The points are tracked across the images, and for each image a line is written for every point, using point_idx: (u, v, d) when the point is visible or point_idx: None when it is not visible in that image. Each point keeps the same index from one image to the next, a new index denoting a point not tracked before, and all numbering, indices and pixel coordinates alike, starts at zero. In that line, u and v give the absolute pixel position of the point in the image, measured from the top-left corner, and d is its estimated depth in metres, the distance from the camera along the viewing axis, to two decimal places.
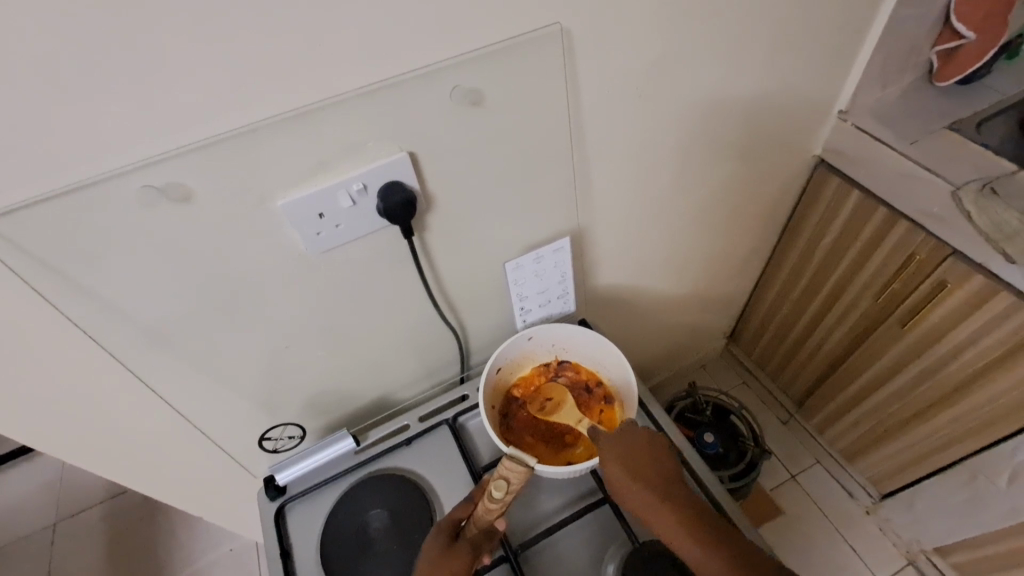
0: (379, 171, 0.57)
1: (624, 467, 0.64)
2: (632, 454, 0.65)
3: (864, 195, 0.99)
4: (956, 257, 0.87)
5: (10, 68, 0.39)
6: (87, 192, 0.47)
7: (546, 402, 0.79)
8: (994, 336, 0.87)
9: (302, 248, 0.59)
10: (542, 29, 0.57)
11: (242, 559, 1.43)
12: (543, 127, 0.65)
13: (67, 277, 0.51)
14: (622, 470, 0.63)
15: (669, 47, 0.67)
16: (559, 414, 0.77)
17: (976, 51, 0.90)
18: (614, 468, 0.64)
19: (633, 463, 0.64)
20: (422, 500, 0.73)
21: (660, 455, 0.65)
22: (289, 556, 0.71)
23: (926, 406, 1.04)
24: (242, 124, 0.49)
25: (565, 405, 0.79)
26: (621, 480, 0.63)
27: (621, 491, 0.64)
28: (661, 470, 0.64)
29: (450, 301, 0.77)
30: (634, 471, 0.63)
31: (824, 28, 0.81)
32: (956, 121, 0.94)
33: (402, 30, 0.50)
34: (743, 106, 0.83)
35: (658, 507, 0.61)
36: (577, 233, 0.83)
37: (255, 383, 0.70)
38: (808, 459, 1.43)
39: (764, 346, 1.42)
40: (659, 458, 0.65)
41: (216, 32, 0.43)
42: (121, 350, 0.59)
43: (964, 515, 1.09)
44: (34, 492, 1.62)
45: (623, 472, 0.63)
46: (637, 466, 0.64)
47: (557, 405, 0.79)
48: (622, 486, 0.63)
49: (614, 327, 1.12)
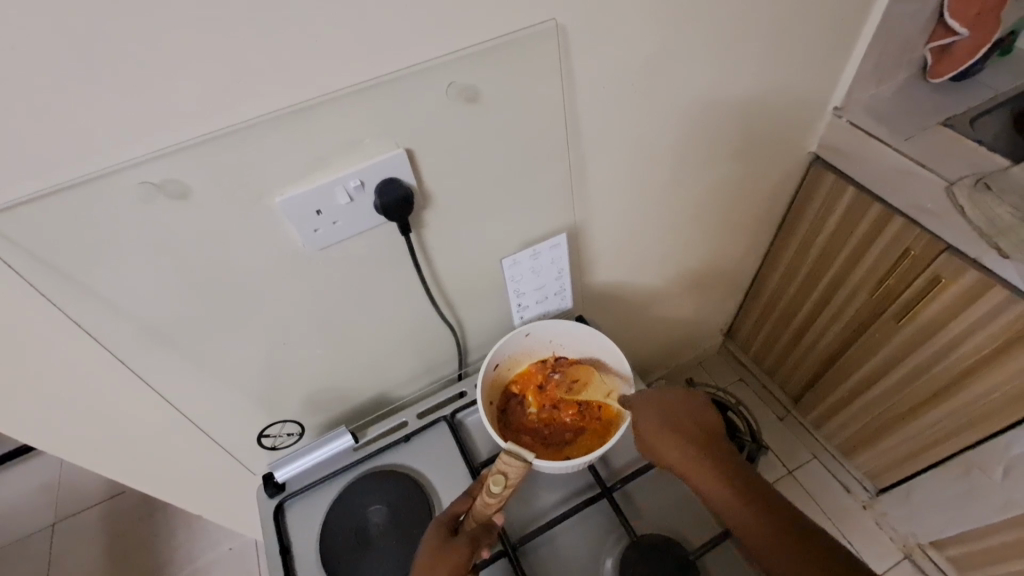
0: (377, 167, 0.57)
1: (658, 419, 0.67)
2: (667, 409, 0.69)
3: (859, 190, 0.99)
4: (951, 252, 0.88)
5: (7, 64, 0.39)
6: (86, 187, 0.47)
7: (572, 383, 0.80)
8: (988, 330, 0.88)
9: (300, 244, 0.59)
10: (537, 26, 0.57)
11: (242, 558, 1.43)
12: (540, 124, 0.65)
13: (65, 272, 0.51)
14: (654, 421, 0.67)
15: (665, 44, 0.68)
16: (588, 392, 0.78)
17: (969, 48, 0.91)
18: (646, 420, 0.68)
19: (667, 416, 0.68)
20: (421, 496, 0.73)
21: (699, 412, 0.69)
22: (288, 552, 0.71)
23: (922, 401, 1.04)
24: (240, 120, 0.49)
25: (591, 382, 0.79)
26: (653, 429, 0.67)
27: (653, 444, 0.67)
28: (694, 423, 0.67)
29: (448, 297, 0.77)
30: (668, 422, 0.67)
31: (819, 24, 0.81)
32: (949, 117, 0.95)
33: (399, 26, 0.50)
34: (739, 103, 0.84)
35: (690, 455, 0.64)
36: (574, 229, 0.83)
37: (254, 380, 0.70)
38: (805, 455, 1.43)
39: (761, 342, 1.42)
40: (695, 415, 0.68)
41: (212, 28, 0.43)
42: (120, 347, 0.59)
43: (960, 509, 1.10)
44: (33, 492, 1.62)
45: (657, 424, 0.67)
46: (671, 420, 0.67)
47: (583, 383, 0.79)
48: (654, 438, 0.67)
49: (612, 323, 1.12)
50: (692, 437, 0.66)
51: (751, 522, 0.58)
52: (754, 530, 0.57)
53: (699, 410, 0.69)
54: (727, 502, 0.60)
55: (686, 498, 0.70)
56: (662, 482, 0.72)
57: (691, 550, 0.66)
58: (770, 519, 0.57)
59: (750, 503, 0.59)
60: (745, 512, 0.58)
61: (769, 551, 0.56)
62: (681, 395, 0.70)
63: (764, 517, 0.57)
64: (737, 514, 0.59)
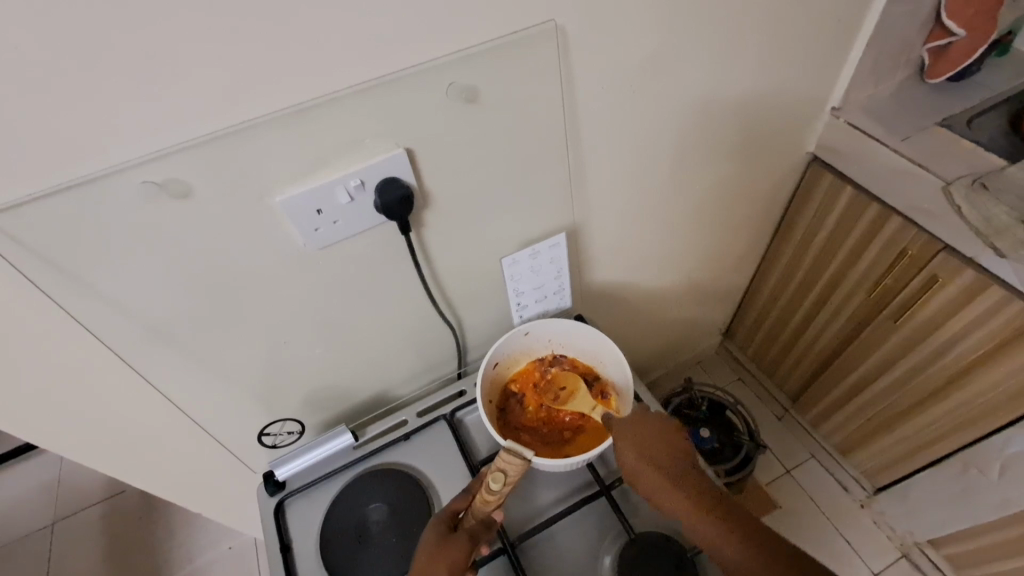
0: (378, 167, 0.57)
1: (637, 451, 0.66)
2: (647, 439, 0.67)
3: (857, 190, 1.00)
4: (948, 252, 0.88)
5: (11, 63, 0.40)
6: (89, 185, 0.47)
7: (561, 390, 0.79)
8: (985, 328, 0.88)
9: (300, 243, 0.60)
10: (537, 26, 0.58)
11: (242, 557, 1.44)
12: (539, 123, 0.65)
13: (68, 270, 0.51)
14: (632, 449, 0.66)
15: (664, 44, 0.68)
16: (573, 400, 0.77)
17: (967, 48, 0.92)
18: (627, 451, 0.66)
19: (648, 448, 0.66)
20: (420, 494, 0.73)
21: (674, 441, 0.68)
22: (289, 550, 0.71)
23: (920, 400, 1.05)
24: (244, 118, 0.49)
25: (578, 391, 0.78)
26: (635, 461, 0.65)
27: (637, 474, 0.65)
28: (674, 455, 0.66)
29: (448, 296, 0.78)
30: (644, 447, 0.66)
31: (818, 24, 0.82)
32: (947, 118, 0.95)
33: (401, 25, 0.51)
34: (738, 103, 0.84)
35: (677, 491, 0.63)
36: (573, 228, 0.83)
37: (255, 378, 0.71)
38: (803, 454, 1.44)
39: (760, 341, 1.43)
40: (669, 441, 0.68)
41: (215, 27, 0.44)
42: (122, 344, 0.59)
43: (957, 507, 1.11)
44: (32, 492, 1.62)
45: (639, 456, 0.65)
46: (648, 448, 0.66)
47: (571, 392, 0.78)
48: (639, 469, 0.65)
49: (611, 322, 1.13)
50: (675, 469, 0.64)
51: (749, 562, 0.57)
52: (754, 571, 0.56)
53: (675, 440, 0.68)
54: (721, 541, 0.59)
55: None
56: None
57: (688, 547, 0.67)
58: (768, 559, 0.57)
59: (744, 542, 0.58)
60: (741, 552, 0.58)
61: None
62: (655, 422, 0.69)
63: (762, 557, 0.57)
64: (733, 555, 0.58)
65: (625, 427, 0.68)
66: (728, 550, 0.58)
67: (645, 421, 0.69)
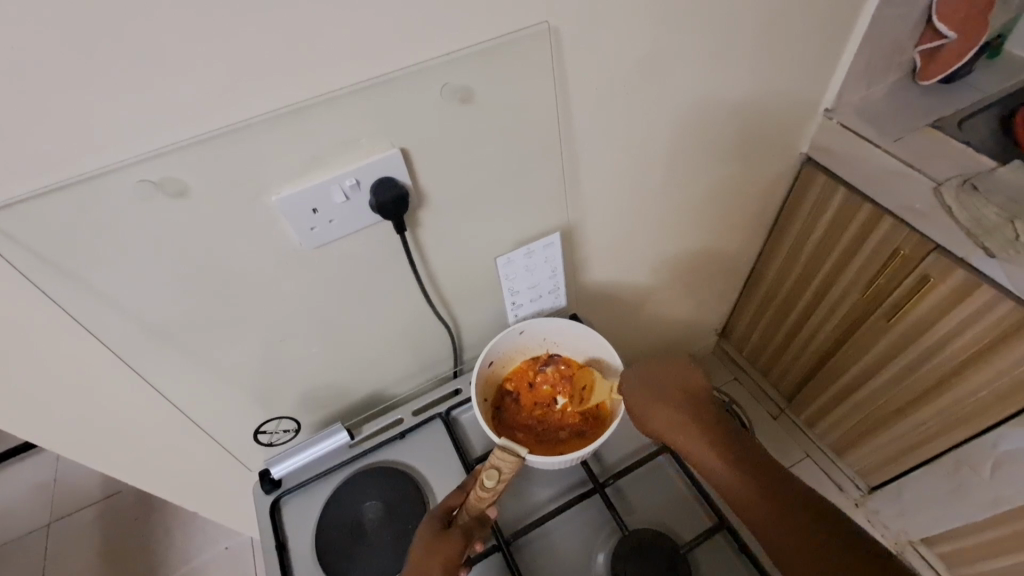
0: (372, 167, 0.58)
1: (649, 400, 0.67)
2: (662, 387, 0.68)
3: (849, 191, 1.01)
4: (939, 252, 0.89)
5: (7, 63, 0.40)
6: (84, 184, 0.47)
7: (582, 391, 0.79)
8: (976, 328, 0.89)
9: (296, 242, 0.60)
10: (530, 28, 0.58)
11: (238, 556, 1.44)
12: (534, 123, 0.66)
13: (63, 268, 0.52)
14: (644, 402, 0.67)
15: (656, 46, 0.69)
16: (596, 393, 0.77)
17: (956, 51, 0.92)
18: (642, 400, 0.68)
19: (662, 395, 0.67)
20: (416, 491, 0.74)
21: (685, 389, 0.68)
22: (284, 548, 0.71)
23: (913, 399, 1.05)
24: (240, 118, 0.50)
25: (596, 388, 0.78)
26: (647, 410, 0.67)
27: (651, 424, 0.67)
28: (688, 397, 0.67)
29: (443, 296, 0.78)
30: (657, 401, 0.67)
31: (811, 26, 0.83)
32: (938, 119, 0.96)
33: (395, 26, 0.51)
34: (731, 104, 0.85)
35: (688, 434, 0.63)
36: (568, 228, 0.84)
37: (251, 376, 0.71)
38: (798, 454, 1.44)
39: (755, 341, 1.44)
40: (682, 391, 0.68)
41: (213, 27, 0.44)
42: (118, 343, 0.60)
43: (949, 505, 1.12)
44: (27, 493, 1.61)
45: (652, 403, 0.67)
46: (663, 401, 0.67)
47: (591, 388, 0.79)
48: (652, 419, 0.66)
49: (606, 321, 1.14)
50: (687, 413, 0.65)
51: (760, 506, 0.56)
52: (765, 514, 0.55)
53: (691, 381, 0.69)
54: (732, 483, 0.58)
55: (677, 495, 0.72)
56: (654, 478, 0.73)
57: (681, 544, 0.67)
58: (779, 503, 0.55)
59: (756, 483, 0.57)
60: (752, 495, 0.57)
61: (781, 541, 0.53)
62: (676, 364, 0.70)
63: (772, 499, 0.56)
64: (744, 499, 0.57)
65: (640, 376, 0.70)
66: (739, 492, 0.58)
67: (663, 365, 0.70)
